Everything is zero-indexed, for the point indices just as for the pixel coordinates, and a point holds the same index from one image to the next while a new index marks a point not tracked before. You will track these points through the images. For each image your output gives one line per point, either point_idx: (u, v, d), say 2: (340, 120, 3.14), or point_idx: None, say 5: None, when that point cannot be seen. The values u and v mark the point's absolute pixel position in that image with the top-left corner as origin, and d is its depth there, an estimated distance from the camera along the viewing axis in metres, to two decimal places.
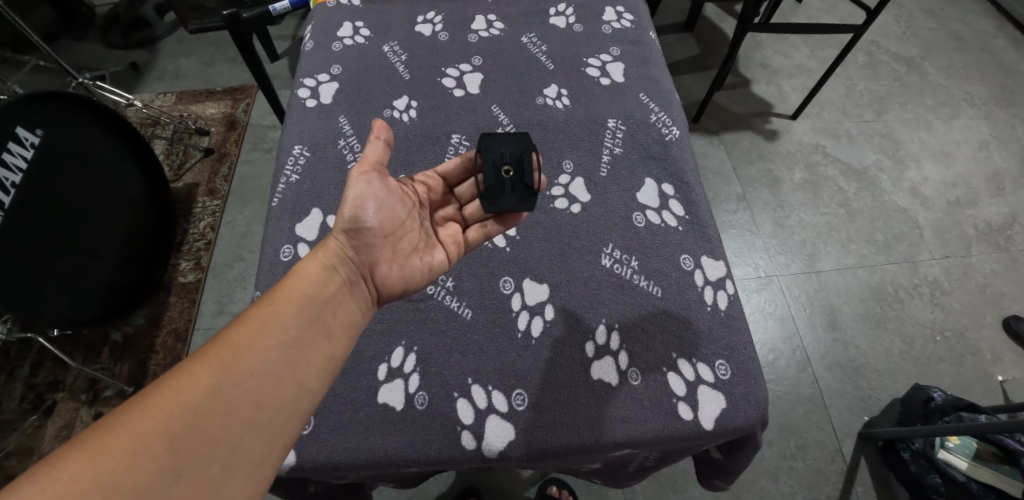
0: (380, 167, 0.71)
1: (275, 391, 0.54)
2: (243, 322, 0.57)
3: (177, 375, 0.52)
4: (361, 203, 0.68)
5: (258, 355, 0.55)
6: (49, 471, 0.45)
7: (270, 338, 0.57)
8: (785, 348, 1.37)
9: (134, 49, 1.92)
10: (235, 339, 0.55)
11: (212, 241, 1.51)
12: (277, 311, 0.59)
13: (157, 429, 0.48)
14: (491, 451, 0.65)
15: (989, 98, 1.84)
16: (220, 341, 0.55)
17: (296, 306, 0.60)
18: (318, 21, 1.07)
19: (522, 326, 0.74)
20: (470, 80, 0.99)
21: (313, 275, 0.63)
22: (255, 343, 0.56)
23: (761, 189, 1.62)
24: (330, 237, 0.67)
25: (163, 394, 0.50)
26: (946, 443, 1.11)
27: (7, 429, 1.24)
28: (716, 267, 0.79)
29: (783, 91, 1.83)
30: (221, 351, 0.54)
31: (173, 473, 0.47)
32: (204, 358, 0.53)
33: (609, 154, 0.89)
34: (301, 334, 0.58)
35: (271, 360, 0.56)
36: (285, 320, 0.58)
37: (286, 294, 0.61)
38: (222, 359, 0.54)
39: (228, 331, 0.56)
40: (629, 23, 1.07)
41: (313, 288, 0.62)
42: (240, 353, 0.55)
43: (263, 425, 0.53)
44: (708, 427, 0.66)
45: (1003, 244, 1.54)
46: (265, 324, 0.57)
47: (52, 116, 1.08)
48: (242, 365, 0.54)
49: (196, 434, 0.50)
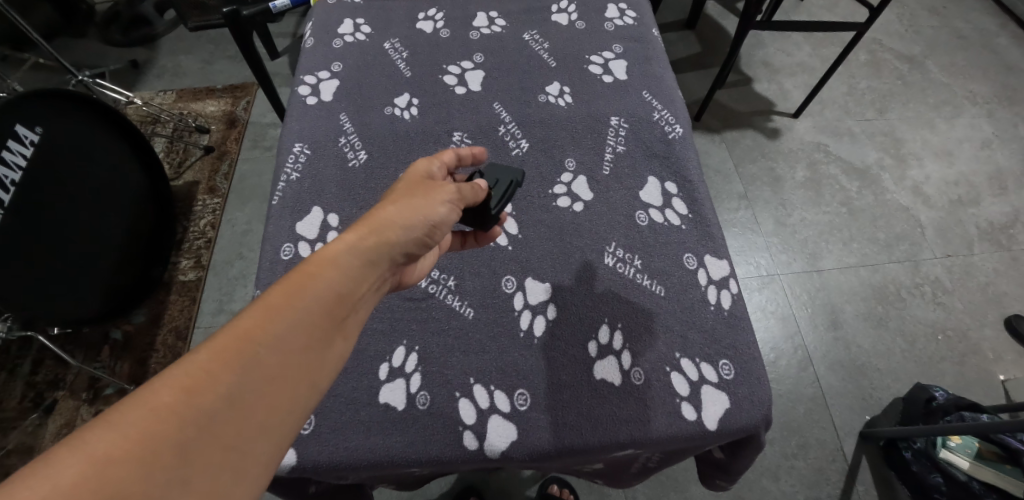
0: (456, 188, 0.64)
1: (296, 388, 0.44)
2: (266, 305, 0.45)
3: (191, 364, 0.41)
4: (439, 223, 0.61)
5: (278, 345, 0.44)
6: (38, 476, 0.34)
7: (300, 331, 0.45)
8: (786, 347, 1.36)
9: (134, 46, 1.92)
10: (252, 325, 0.44)
11: (212, 239, 1.51)
12: (301, 293, 0.47)
13: (167, 435, 0.38)
14: (492, 451, 0.65)
15: (991, 97, 1.83)
16: (240, 329, 0.43)
17: (329, 294, 0.48)
18: (318, 18, 1.06)
19: (525, 325, 0.73)
20: (471, 78, 0.98)
21: (355, 264, 0.51)
22: (283, 338, 0.44)
23: (763, 187, 1.62)
24: (392, 232, 0.56)
25: (174, 389, 0.39)
26: (947, 442, 1.11)
27: (6, 427, 1.24)
28: (719, 266, 0.78)
29: (784, 89, 1.82)
30: (237, 338, 0.43)
31: (182, 488, 0.37)
32: (214, 346, 0.42)
33: (612, 153, 0.89)
34: (332, 327, 0.48)
35: (292, 351, 0.45)
36: (316, 310, 0.47)
37: (318, 274, 0.49)
38: (237, 349, 0.42)
39: (246, 317, 0.44)
40: (631, 21, 1.06)
41: (350, 278, 0.50)
42: (266, 346, 0.44)
43: (284, 433, 0.42)
44: (712, 428, 0.66)
45: (1005, 243, 1.53)
46: (294, 315, 0.46)
47: (51, 112, 1.07)
48: (261, 358, 0.43)
49: (213, 443, 0.39)
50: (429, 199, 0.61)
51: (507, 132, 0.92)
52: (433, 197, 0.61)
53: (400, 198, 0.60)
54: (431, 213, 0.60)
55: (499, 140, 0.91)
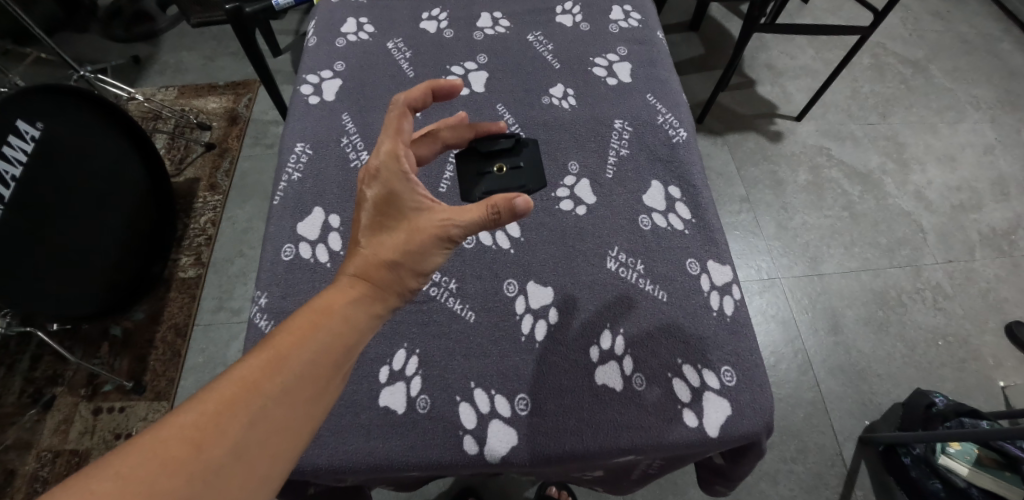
0: (446, 216, 0.60)
1: (296, 435, 0.46)
2: (266, 354, 0.47)
3: (197, 415, 0.42)
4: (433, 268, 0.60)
5: (281, 393, 0.45)
6: None
7: (301, 383, 0.47)
8: (786, 351, 1.36)
9: (136, 42, 1.92)
10: (255, 374, 0.45)
11: (212, 236, 1.50)
12: (303, 343, 0.48)
13: (167, 488, 0.39)
14: (492, 456, 0.64)
15: (993, 102, 1.83)
16: (242, 380, 0.45)
17: (329, 341, 0.50)
18: (322, 17, 1.06)
19: (526, 329, 0.73)
20: (475, 78, 0.98)
21: (350, 313, 0.52)
22: (286, 387, 0.46)
23: (765, 191, 1.61)
24: (386, 285, 0.56)
25: (176, 441, 0.41)
26: (947, 449, 1.10)
27: (5, 423, 1.24)
28: (722, 271, 0.78)
29: (787, 92, 1.82)
30: (242, 388, 0.44)
31: None
32: (220, 395, 0.44)
33: (615, 156, 0.88)
34: (330, 373, 0.49)
35: (294, 399, 0.46)
36: (316, 357, 0.48)
37: (320, 324, 0.50)
38: (241, 399, 0.44)
39: (249, 366, 0.46)
40: (636, 23, 1.06)
41: (348, 328, 0.51)
42: (268, 400, 0.45)
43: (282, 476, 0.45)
44: (713, 435, 0.66)
45: (1007, 249, 1.52)
46: (296, 367, 0.47)
47: (51, 108, 1.07)
48: (264, 407, 0.44)
49: (218, 495, 0.41)
50: (413, 240, 0.58)
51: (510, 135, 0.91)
52: (418, 233, 0.58)
53: (386, 233, 0.59)
54: (418, 254, 0.58)
55: None
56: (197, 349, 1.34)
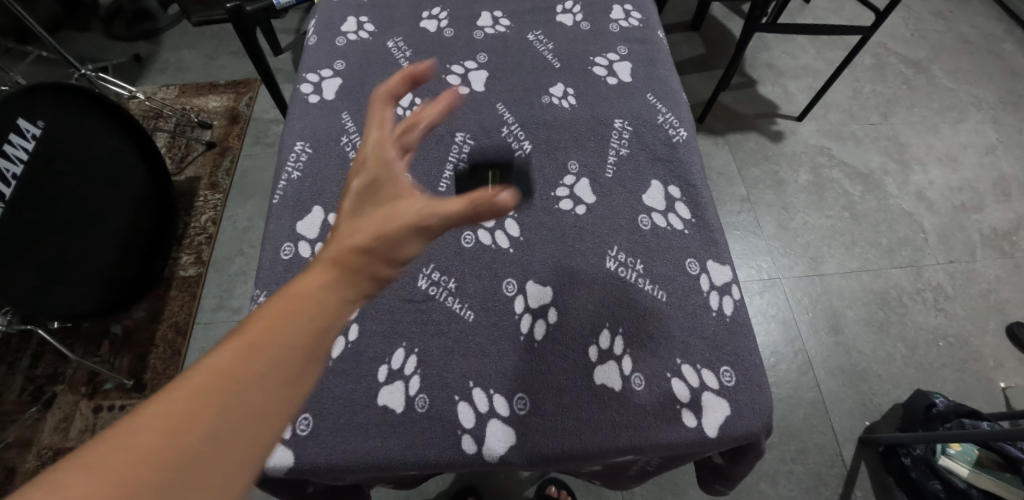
0: (430, 200, 0.48)
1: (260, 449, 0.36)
2: (232, 344, 0.37)
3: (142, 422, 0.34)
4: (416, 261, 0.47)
5: (246, 392, 0.36)
6: None
7: (274, 376, 0.37)
8: (786, 351, 1.36)
9: (137, 40, 1.92)
10: (220, 367, 0.36)
11: (213, 235, 1.51)
12: (274, 330, 0.38)
13: None
14: (491, 455, 0.64)
15: (995, 102, 1.82)
16: (207, 372, 0.36)
17: (306, 331, 0.39)
18: (322, 16, 1.06)
19: (525, 329, 0.73)
20: (475, 77, 0.98)
21: (327, 299, 0.41)
22: (255, 384, 0.36)
23: (766, 191, 1.61)
24: (369, 268, 0.45)
25: (117, 455, 0.32)
26: (947, 449, 1.10)
27: (6, 421, 1.24)
28: (722, 271, 0.78)
29: (788, 92, 1.82)
30: (200, 387, 0.35)
31: None
32: (172, 396, 0.35)
33: (615, 156, 0.88)
34: (309, 368, 0.39)
35: (264, 397, 0.37)
36: (293, 345, 0.38)
37: (297, 310, 0.40)
38: (197, 399, 0.35)
39: (221, 355, 0.37)
40: (637, 22, 1.06)
41: (330, 314, 0.41)
42: (231, 400, 0.36)
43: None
44: (712, 435, 0.65)
45: (1008, 250, 1.52)
46: (269, 358, 0.37)
47: (53, 107, 1.08)
48: (222, 411, 0.35)
49: None
50: (387, 225, 0.46)
51: (510, 134, 0.91)
52: (395, 217, 0.47)
53: (365, 215, 0.49)
54: (396, 240, 0.46)
55: (502, 141, 0.90)
56: (197, 348, 1.34)
